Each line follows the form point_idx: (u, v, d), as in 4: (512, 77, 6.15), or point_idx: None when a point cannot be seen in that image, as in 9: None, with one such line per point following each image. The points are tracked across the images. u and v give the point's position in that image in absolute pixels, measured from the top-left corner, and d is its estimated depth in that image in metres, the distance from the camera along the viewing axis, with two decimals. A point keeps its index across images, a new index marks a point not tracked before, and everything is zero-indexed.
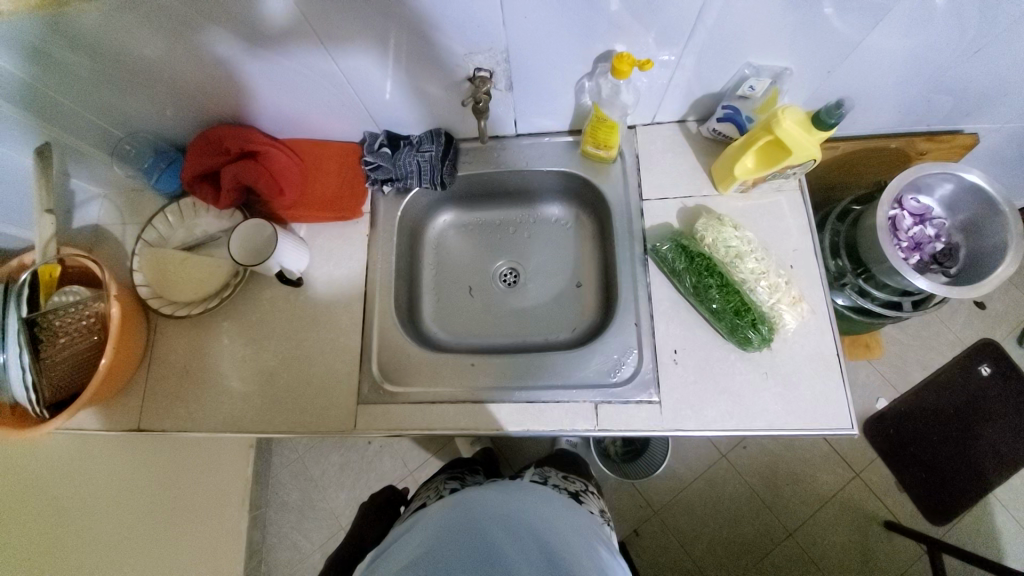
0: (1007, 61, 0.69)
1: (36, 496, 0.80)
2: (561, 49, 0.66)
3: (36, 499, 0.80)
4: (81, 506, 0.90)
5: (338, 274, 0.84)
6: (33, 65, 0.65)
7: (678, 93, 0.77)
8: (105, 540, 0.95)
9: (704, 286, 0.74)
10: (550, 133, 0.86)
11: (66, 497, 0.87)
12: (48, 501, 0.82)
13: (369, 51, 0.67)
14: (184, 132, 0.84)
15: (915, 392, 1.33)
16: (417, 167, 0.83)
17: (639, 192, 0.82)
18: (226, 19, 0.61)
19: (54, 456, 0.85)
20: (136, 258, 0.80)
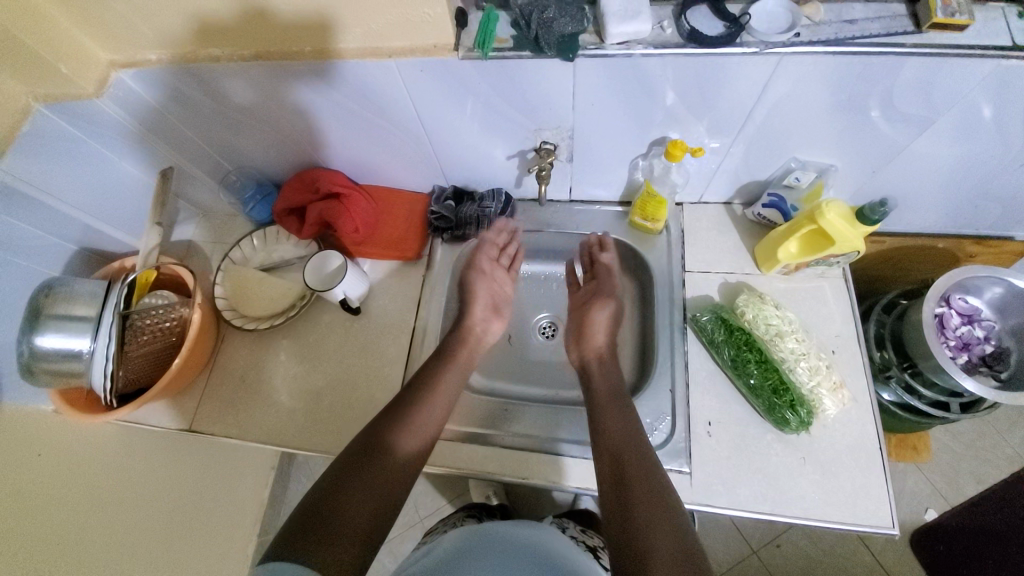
0: None
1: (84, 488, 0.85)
2: (621, 132, 0.74)
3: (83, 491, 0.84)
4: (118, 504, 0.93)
5: (391, 308, 0.91)
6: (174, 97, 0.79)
7: (726, 177, 0.83)
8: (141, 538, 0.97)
9: (743, 360, 0.75)
10: (601, 202, 0.93)
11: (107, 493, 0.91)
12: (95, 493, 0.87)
13: (451, 121, 0.76)
14: (280, 169, 0.96)
15: (969, 507, 1.23)
16: (476, 219, 0.91)
17: (682, 263, 0.85)
18: (341, 85, 0.72)
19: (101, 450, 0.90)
20: (221, 274, 0.91)
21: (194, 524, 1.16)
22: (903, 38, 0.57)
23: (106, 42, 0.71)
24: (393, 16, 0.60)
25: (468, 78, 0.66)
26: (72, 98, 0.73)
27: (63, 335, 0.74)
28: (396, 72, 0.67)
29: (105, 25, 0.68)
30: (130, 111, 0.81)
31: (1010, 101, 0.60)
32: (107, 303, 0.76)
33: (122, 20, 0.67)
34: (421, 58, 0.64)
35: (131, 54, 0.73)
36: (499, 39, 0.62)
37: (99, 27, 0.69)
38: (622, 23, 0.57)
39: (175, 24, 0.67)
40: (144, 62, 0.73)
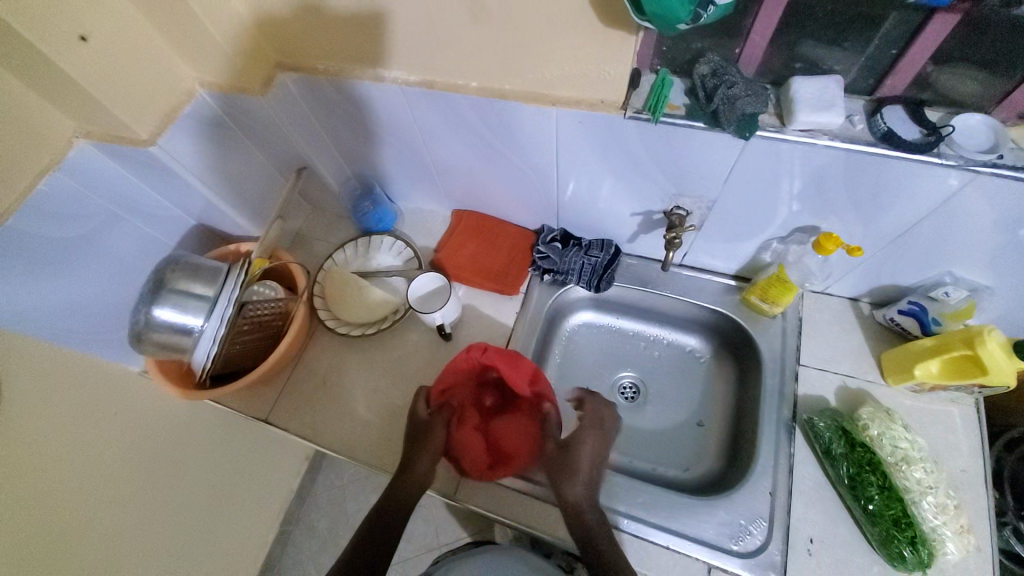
0: None
1: (121, 469, 0.89)
2: (760, 212, 0.71)
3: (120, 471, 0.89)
4: (146, 482, 0.95)
5: (480, 338, 0.89)
6: (323, 99, 0.82)
7: (861, 277, 0.77)
8: (160, 518, 0.99)
9: (863, 482, 0.67)
10: (713, 273, 0.89)
11: (140, 471, 0.93)
12: (136, 469, 0.92)
13: (586, 170, 0.75)
14: (396, 181, 0.99)
15: None
16: (580, 267, 0.90)
17: (798, 355, 0.80)
18: (487, 120, 0.73)
19: (144, 423, 0.94)
20: (321, 273, 0.95)
21: (215, 505, 1.16)
22: None
23: (280, 45, 0.75)
24: (568, 69, 0.61)
25: (626, 137, 0.65)
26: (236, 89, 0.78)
27: (180, 311, 0.76)
28: (553, 120, 0.67)
29: (285, 28, 0.72)
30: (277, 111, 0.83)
31: None
32: (224, 287, 0.78)
33: (305, 28, 0.71)
34: (584, 111, 0.64)
35: (297, 58, 0.76)
36: (672, 105, 0.60)
37: (279, 30, 0.72)
38: (814, 112, 0.54)
39: (351, 39, 0.69)
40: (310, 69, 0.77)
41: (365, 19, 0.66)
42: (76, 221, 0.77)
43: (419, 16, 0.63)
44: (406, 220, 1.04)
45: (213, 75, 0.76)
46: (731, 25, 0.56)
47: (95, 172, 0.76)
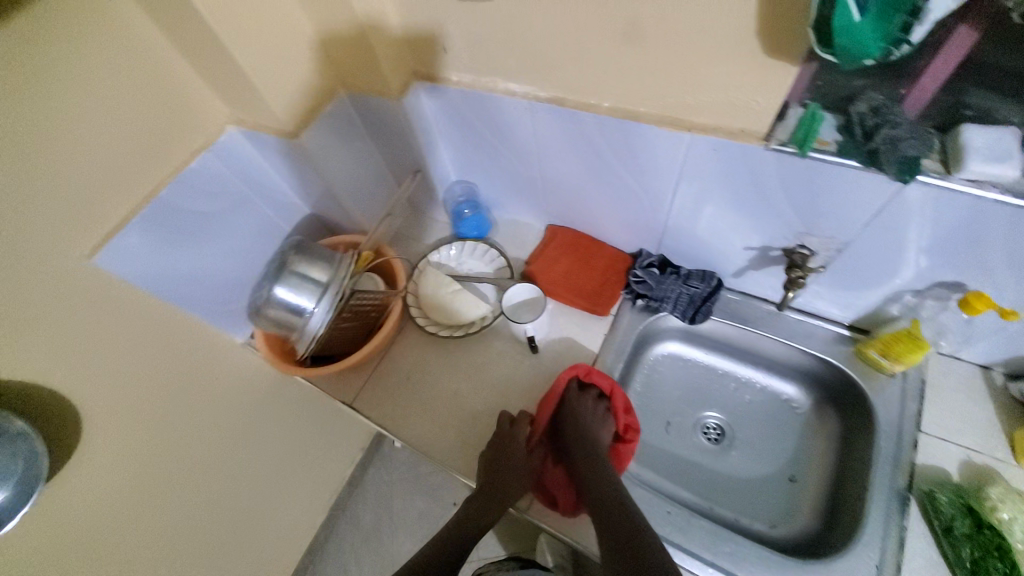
0: None
1: (212, 431, 0.95)
2: (897, 263, 0.67)
3: (210, 434, 0.95)
4: (228, 448, 1.00)
5: (566, 356, 0.88)
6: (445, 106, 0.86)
7: (1003, 343, 0.70)
8: (234, 484, 1.04)
9: (986, 567, 0.61)
10: (822, 319, 0.83)
11: (225, 437, 0.99)
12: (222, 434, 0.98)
13: (704, 200, 0.74)
14: (499, 191, 1.01)
15: None
16: (676, 296, 0.88)
17: (917, 420, 0.73)
18: (610, 141, 0.74)
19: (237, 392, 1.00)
20: (417, 271, 0.98)
21: (280, 480, 1.20)
22: None
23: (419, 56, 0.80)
24: (711, 98, 0.60)
25: (761, 168, 0.64)
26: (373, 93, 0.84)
27: (296, 293, 0.81)
28: (683, 146, 0.67)
29: (431, 44, 0.77)
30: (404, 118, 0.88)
31: None
32: (336, 276, 0.83)
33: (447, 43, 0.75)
34: (721, 138, 0.63)
35: (432, 69, 0.81)
36: (821, 141, 0.59)
37: (422, 42, 0.77)
38: (987, 162, 0.51)
39: (490, 56, 0.73)
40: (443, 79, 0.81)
41: (507, 36, 0.69)
42: (216, 199, 0.84)
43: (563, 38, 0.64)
44: (500, 230, 1.06)
45: (356, 79, 0.82)
46: (900, 67, 0.53)
47: (236, 155, 0.84)
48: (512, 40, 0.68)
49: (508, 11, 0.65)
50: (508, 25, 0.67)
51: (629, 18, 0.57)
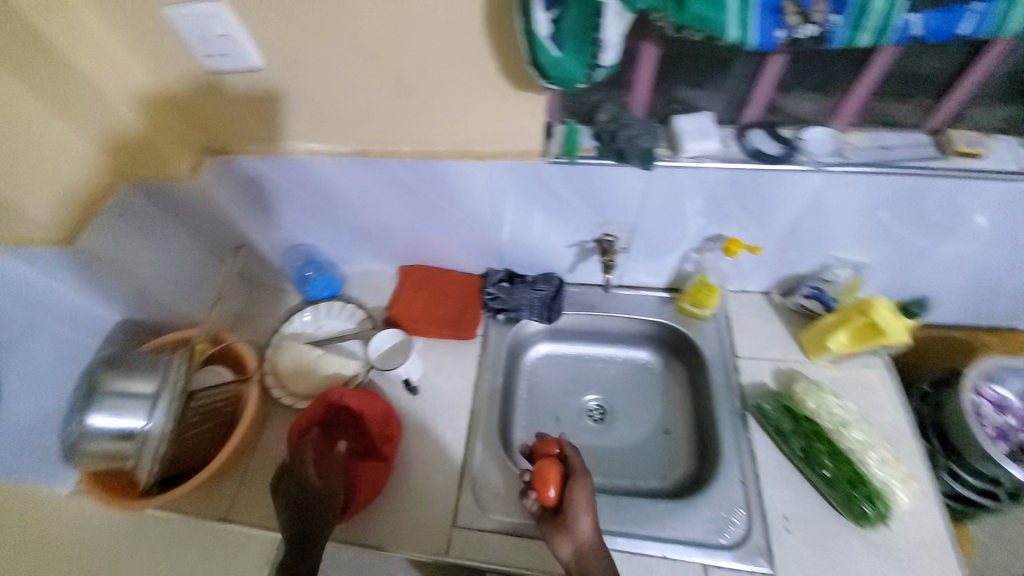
0: None
1: None
2: (677, 231, 0.81)
3: None
4: None
5: (445, 387, 0.90)
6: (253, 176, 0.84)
7: (767, 270, 0.89)
8: None
9: (813, 450, 0.74)
10: (647, 288, 0.97)
11: None
12: None
13: (520, 214, 0.83)
14: (340, 247, 1.00)
15: None
16: (529, 303, 0.96)
17: (733, 349, 0.89)
18: (422, 179, 0.79)
19: None
20: (270, 348, 0.91)
21: None
22: (934, 161, 0.68)
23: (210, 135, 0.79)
24: (490, 128, 0.69)
25: (549, 179, 0.74)
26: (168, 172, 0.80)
27: (118, 416, 0.71)
28: (484, 172, 0.75)
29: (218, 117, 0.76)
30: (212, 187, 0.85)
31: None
32: (165, 381, 0.74)
33: (232, 117, 0.75)
34: (512, 160, 0.72)
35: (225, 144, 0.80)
36: (584, 149, 0.70)
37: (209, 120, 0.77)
38: (695, 140, 0.66)
39: (281, 121, 0.74)
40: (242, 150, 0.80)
41: (293, 99, 0.71)
42: None
43: (345, 95, 0.69)
44: (353, 284, 1.05)
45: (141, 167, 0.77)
46: (615, 80, 0.67)
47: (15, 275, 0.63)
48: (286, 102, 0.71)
49: (279, 76, 0.68)
50: (289, 90, 0.69)
51: (389, 68, 0.64)
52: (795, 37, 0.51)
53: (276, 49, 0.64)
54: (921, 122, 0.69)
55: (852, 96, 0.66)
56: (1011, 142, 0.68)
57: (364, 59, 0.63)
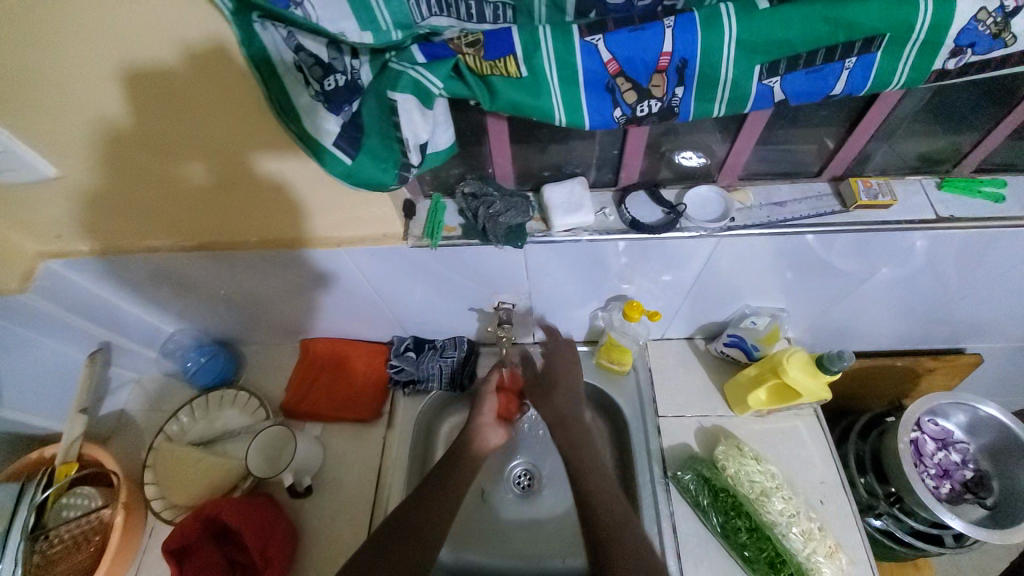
0: (999, 300, 0.74)
1: None
2: (576, 291, 0.74)
3: None
4: None
5: (348, 479, 0.82)
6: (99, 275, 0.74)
7: (685, 319, 0.82)
8: None
9: (733, 527, 0.68)
10: (566, 342, 0.90)
11: None
12: None
13: (403, 288, 0.75)
14: (227, 327, 0.91)
15: None
16: (439, 371, 0.87)
17: (655, 407, 0.81)
18: (289, 264, 0.71)
19: None
20: (151, 454, 0.82)
21: None
22: (834, 216, 0.60)
23: (165, 163, 0.55)
24: (342, 215, 0.62)
25: (420, 261, 0.66)
26: (72, 190, 0.60)
27: None
28: (347, 257, 0.68)
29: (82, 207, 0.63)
30: (162, 213, 0.64)
31: (941, 252, 0.62)
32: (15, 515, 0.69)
33: (132, 212, 0.63)
34: (372, 246, 0.65)
35: (166, 186, 0.59)
36: (448, 228, 0.63)
37: (148, 143, 0.53)
38: (565, 215, 0.59)
39: (182, 213, 0.64)
40: (211, 191, 0.60)
41: (120, 200, 0.61)
42: None
43: (171, 191, 0.60)
44: (249, 362, 0.95)
45: None
46: (473, 151, 0.60)
47: None
48: (214, 187, 0.59)
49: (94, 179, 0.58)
50: (109, 192, 0.60)
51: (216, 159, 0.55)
52: (635, 115, 0.43)
53: (77, 155, 0.54)
54: (819, 170, 0.62)
55: (736, 152, 0.58)
56: (923, 185, 0.62)
57: (185, 149, 0.53)
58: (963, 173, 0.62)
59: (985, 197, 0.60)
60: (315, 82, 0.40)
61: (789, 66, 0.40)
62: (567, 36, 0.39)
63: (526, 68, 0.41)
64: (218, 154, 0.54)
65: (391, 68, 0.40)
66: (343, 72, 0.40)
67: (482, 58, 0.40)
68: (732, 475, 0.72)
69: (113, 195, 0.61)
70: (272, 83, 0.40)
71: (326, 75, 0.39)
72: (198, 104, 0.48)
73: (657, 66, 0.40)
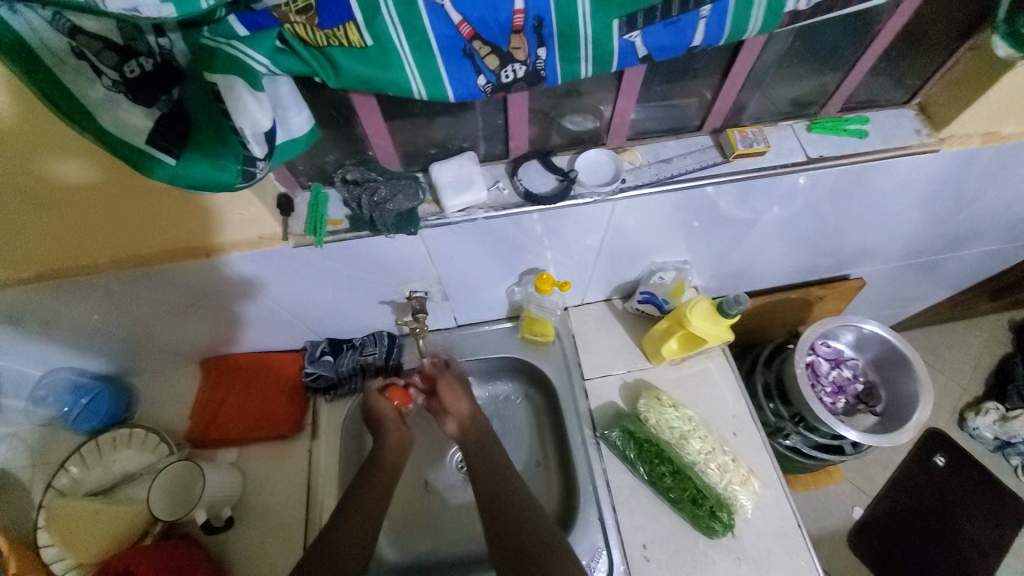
0: (868, 227, 0.81)
1: None
2: (488, 269, 0.72)
3: None
4: None
5: (275, 499, 0.76)
6: None
7: (600, 282, 0.83)
8: None
9: (658, 474, 0.73)
10: (489, 321, 0.88)
11: None
12: None
13: (299, 290, 0.69)
14: (105, 360, 0.80)
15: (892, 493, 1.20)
16: (359, 368, 0.83)
17: (581, 371, 0.83)
18: (159, 281, 0.63)
19: None
20: (41, 513, 0.70)
21: None
22: (717, 168, 0.62)
23: (6, 165, 0.45)
24: (208, 220, 0.55)
25: (310, 260, 0.61)
26: None
27: None
28: (224, 266, 0.61)
29: None
30: (9, 231, 0.53)
31: (815, 190, 0.67)
32: None
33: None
34: (249, 252, 0.58)
35: (7, 198, 0.49)
36: (334, 221, 0.58)
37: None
38: (456, 194, 0.57)
39: (35, 231, 0.54)
40: (72, 195, 0.50)
41: None
42: None
43: (12, 202, 0.50)
44: (142, 395, 0.85)
45: None
46: (346, 134, 0.54)
47: None
48: (76, 195, 0.50)
49: None
50: None
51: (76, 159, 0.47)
52: (500, 82, 0.40)
53: None
54: (699, 126, 0.63)
55: (620, 112, 0.57)
56: (793, 130, 0.65)
57: (26, 151, 0.45)
58: (831, 113, 0.66)
59: (849, 134, 0.65)
60: (110, 70, 0.33)
61: (646, 19, 0.39)
62: None
63: (369, 36, 0.36)
64: (81, 149, 0.45)
65: (204, 46, 0.34)
66: (149, 53, 0.34)
67: (315, 28, 0.35)
68: (654, 423, 0.76)
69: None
70: (42, 78, 0.33)
71: (124, 60, 0.33)
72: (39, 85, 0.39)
73: (512, 26, 0.37)
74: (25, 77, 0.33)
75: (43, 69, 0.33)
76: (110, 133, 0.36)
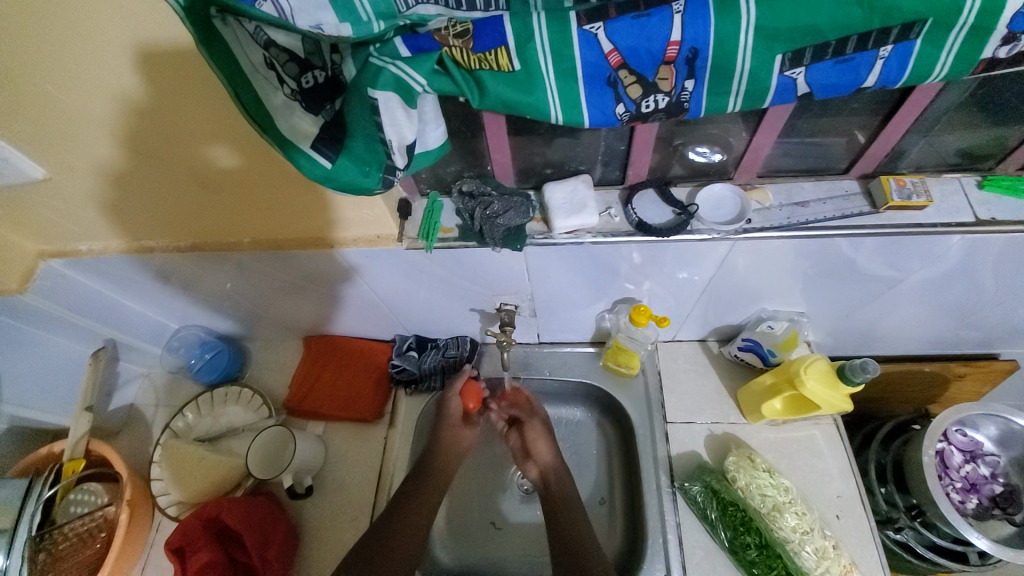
0: None
1: None
2: (581, 292, 0.71)
3: None
4: None
5: (349, 479, 0.81)
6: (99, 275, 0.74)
7: (697, 321, 0.78)
8: None
9: (742, 544, 0.66)
10: (570, 342, 0.87)
11: None
12: None
13: (401, 287, 0.73)
14: (229, 324, 0.91)
15: None
16: (439, 368, 0.86)
17: (663, 412, 0.78)
18: (285, 263, 0.70)
19: None
20: (158, 451, 0.81)
21: None
22: (860, 218, 0.55)
23: (177, 149, 0.53)
24: (336, 216, 0.60)
25: (417, 262, 0.64)
26: (67, 194, 0.60)
27: None
28: (341, 257, 0.66)
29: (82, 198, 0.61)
30: (174, 200, 0.61)
31: (980, 255, 0.57)
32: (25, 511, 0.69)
33: (141, 198, 0.61)
34: (366, 248, 0.63)
35: (178, 172, 0.57)
36: (444, 229, 0.60)
37: (163, 124, 0.51)
38: (567, 216, 0.56)
39: (193, 202, 0.62)
40: (226, 176, 0.57)
41: (129, 184, 0.59)
42: None
43: (181, 176, 0.57)
44: (253, 359, 0.95)
45: None
46: (470, 148, 0.56)
47: None
48: (227, 174, 0.56)
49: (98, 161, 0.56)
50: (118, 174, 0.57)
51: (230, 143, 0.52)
52: (638, 111, 0.40)
53: (83, 136, 0.52)
54: (847, 168, 0.57)
55: (753, 148, 0.53)
56: (962, 183, 0.56)
57: (196, 133, 0.51)
58: (1007, 171, 0.56)
59: None
60: (290, 80, 0.37)
61: (813, 56, 0.35)
62: (563, 25, 0.35)
63: (518, 61, 0.37)
64: (237, 134, 0.51)
65: (371, 64, 0.37)
66: (324, 67, 0.38)
67: (470, 52, 0.37)
68: (743, 485, 0.68)
69: (127, 180, 0.58)
70: (238, 86, 0.36)
71: (302, 72, 0.37)
72: (214, 86, 0.46)
73: (664, 57, 0.36)
74: (224, 83, 0.36)
75: (239, 78, 0.36)
76: (279, 136, 0.39)
